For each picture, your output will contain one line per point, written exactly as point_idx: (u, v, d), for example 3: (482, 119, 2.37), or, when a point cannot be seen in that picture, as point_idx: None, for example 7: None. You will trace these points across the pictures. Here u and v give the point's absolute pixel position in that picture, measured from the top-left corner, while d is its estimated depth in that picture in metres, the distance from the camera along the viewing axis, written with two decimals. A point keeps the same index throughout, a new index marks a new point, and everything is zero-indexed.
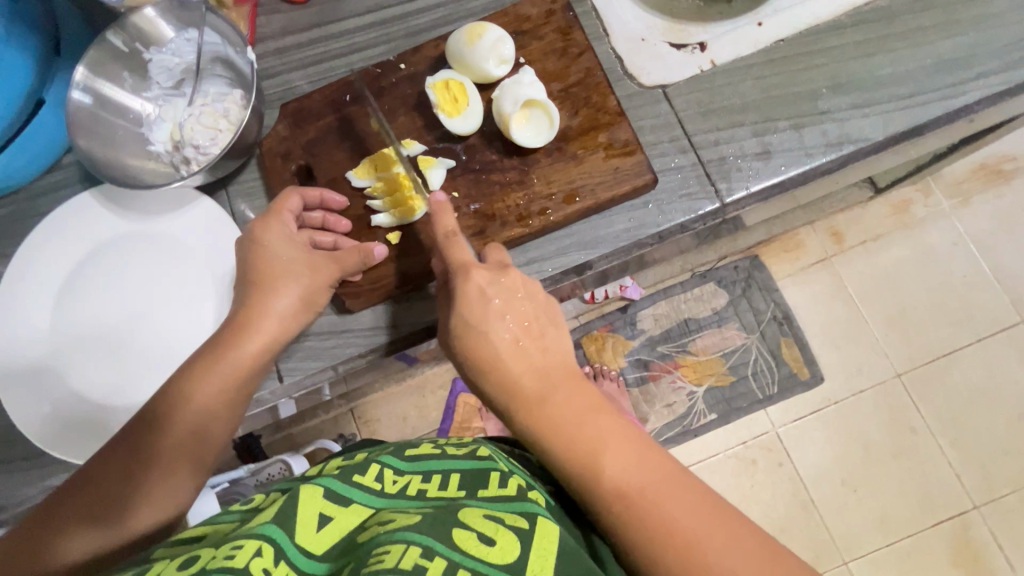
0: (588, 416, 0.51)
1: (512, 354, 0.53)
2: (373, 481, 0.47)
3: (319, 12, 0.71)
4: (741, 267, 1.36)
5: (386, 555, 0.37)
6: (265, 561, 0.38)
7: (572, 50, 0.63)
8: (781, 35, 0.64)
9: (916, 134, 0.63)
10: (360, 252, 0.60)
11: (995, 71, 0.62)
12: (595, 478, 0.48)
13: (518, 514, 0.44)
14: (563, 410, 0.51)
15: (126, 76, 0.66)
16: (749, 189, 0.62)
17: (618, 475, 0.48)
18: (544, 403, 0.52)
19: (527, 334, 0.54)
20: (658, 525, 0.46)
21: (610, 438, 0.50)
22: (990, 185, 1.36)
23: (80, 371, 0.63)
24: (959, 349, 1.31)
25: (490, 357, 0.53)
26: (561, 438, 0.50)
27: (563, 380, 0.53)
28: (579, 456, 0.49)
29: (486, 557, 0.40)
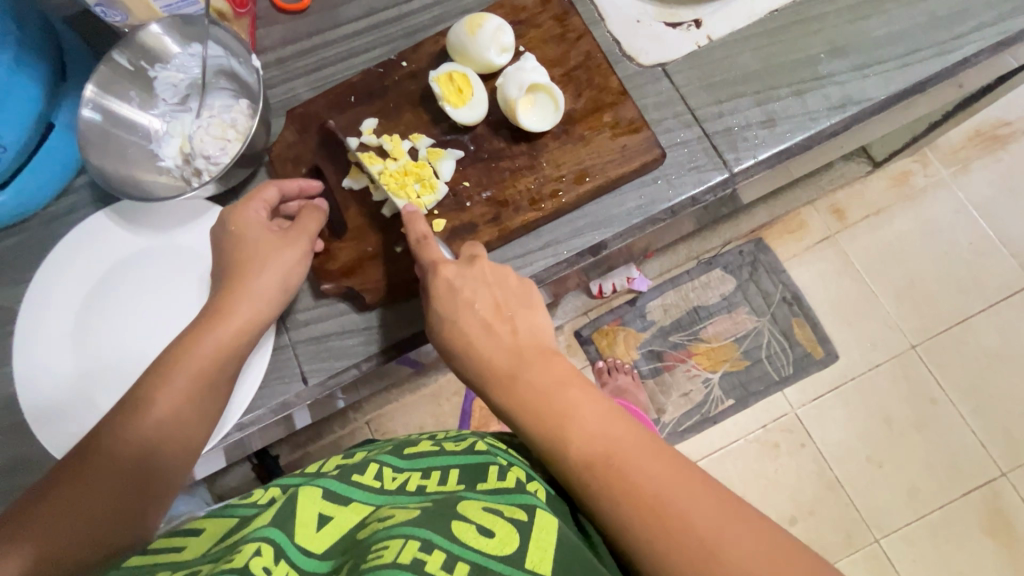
0: (558, 390, 0.48)
1: (482, 337, 0.52)
2: (372, 479, 0.47)
3: (318, 20, 0.72)
4: (746, 250, 1.36)
5: (386, 550, 0.37)
6: (266, 560, 0.37)
7: (570, 35, 0.64)
8: (773, 6, 0.65)
9: (917, 91, 0.63)
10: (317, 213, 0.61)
11: (989, 24, 0.63)
12: (564, 452, 0.45)
13: (516, 506, 0.44)
14: (530, 384, 0.49)
15: (134, 95, 0.67)
16: (757, 157, 0.62)
17: (587, 446, 0.45)
18: (512, 380, 0.50)
19: (498, 316, 0.53)
20: (631, 498, 0.42)
21: (580, 412, 0.47)
22: (988, 151, 1.37)
23: (83, 376, 0.64)
24: (972, 315, 1.31)
25: (460, 342, 0.53)
26: (529, 412, 0.48)
27: (535, 357, 0.51)
28: (546, 430, 0.47)
29: (484, 549, 0.40)
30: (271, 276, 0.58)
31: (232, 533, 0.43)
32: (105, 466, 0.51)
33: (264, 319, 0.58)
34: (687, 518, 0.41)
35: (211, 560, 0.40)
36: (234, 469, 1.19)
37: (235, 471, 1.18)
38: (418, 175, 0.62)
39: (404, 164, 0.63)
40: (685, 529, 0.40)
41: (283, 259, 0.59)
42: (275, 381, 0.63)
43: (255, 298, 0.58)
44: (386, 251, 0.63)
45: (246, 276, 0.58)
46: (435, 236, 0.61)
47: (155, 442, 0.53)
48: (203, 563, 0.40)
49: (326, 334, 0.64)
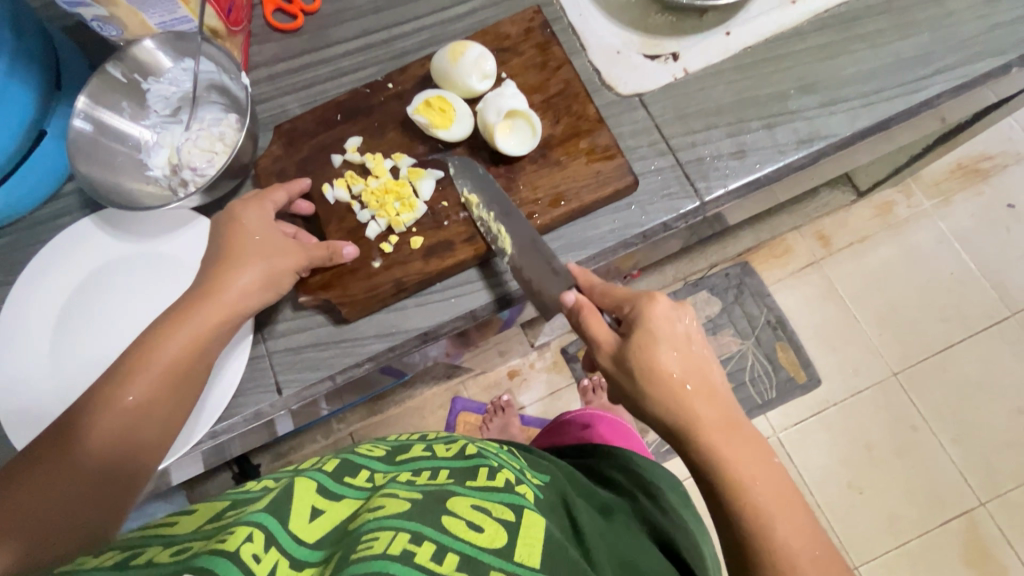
0: (760, 468, 0.50)
1: (694, 390, 0.51)
2: (363, 481, 0.48)
3: (310, 40, 0.74)
4: (732, 273, 1.39)
5: (375, 541, 0.37)
6: (257, 546, 0.36)
7: (551, 63, 0.67)
8: (748, 42, 0.68)
9: (884, 129, 0.66)
10: (328, 249, 0.62)
11: (952, 67, 0.66)
12: (758, 534, 0.48)
13: (504, 506, 0.45)
14: (733, 455, 0.50)
15: (126, 106, 0.69)
16: (727, 187, 0.64)
17: (784, 532, 0.48)
18: (717, 445, 0.50)
19: (699, 369, 0.53)
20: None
21: (774, 495, 0.50)
22: (969, 183, 1.40)
23: (56, 372, 0.65)
24: (952, 345, 1.33)
25: (667, 383, 0.51)
26: (734, 485, 0.49)
27: (733, 423, 0.52)
28: (746, 506, 0.49)
29: (474, 541, 0.41)
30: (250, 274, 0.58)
31: (225, 515, 0.41)
32: (65, 467, 0.50)
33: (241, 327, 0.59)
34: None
35: (201, 537, 0.38)
36: (214, 476, 1.20)
37: (216, 478, 1.18)
38: (399, 193, 0.64)
39: (386, 181, 0.65)
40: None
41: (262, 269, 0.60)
42: (250, 390, 0.64)
43: (233, 295, 0.57)
44: (363, 263, 0.64)
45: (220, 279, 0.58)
46: (413, 253, 0.63)
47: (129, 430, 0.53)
48: (191, 541, 0.38)
49: (304, 345, 0.65)
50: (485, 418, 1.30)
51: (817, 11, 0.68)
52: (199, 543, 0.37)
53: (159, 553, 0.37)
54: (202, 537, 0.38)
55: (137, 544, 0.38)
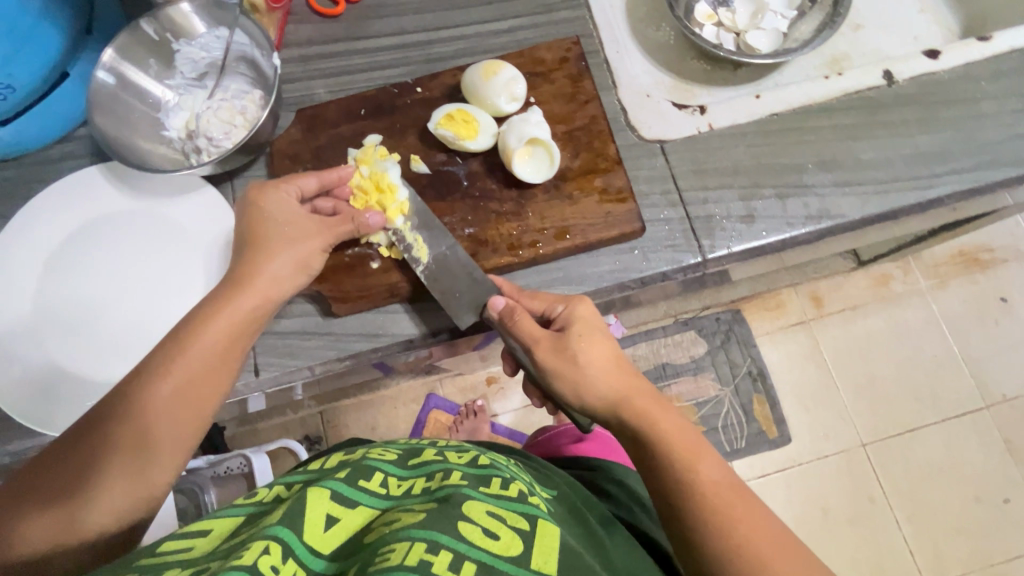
0: (682, 430, 0.53)
1: (613, 367, 0.56)
2: (378, 486, 0.49)
3: (347, 28, 0.74)
4: (723, 318, 1.40)
5: (391, 553, 0.38)
6: (274, 559, 0.38)
7: (580, 96, 0.67)
8: (776, 109, 0.69)
9: (891, 218, 0.67)
10: (353, 222, 0.61)
11: (968, 169, 0.66)
12: (683, 478, 0.49)
13: (519, 513, 0.46)
14: (655, 413, 0.54)
15: (152, 63, 0.69)
16: (731, 248, 0.65)
17: (708, 472, 0.50)
18: (638, 409, 0.54)
19: (620, 358, 0.57)
20: (730, 523, 0.47)
21: (695, 448, 0.51)
22: (966, 271, 1.42)
23: (50, 329, 0.64)
24: (923, 426, 1.34)
25: (590, 364, 0.55)
26: (656, 440, 0.52)
27: (652, 398, 0.55)
28: (670, 455, 0.51)
29: (491, 549, 0.42)
30: (283, 263, 0.58)
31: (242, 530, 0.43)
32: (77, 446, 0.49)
33: (253, 321, 0.57)
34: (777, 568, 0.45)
35: (219, 558, 0.39)
36: None
37: None
38: (376, 188, 0.64)
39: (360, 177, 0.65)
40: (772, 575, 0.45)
41: (284, 256, 0.58)
42: None
43: (265, 280, 0.57)
44: (361, 262, 0.64)
45: (247, 269, 0.57)
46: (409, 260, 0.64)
47: (144, 428, 0.50)
48: (209, 561, 0.39)
49: (288, 331, 0.65)
50: (456, 420, 1.31)
51: (847, 90, 0.69)
52: (217, 563, 0.38)
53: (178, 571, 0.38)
54: (220, 555, 0.39)
55: (152, 567, 0.39)
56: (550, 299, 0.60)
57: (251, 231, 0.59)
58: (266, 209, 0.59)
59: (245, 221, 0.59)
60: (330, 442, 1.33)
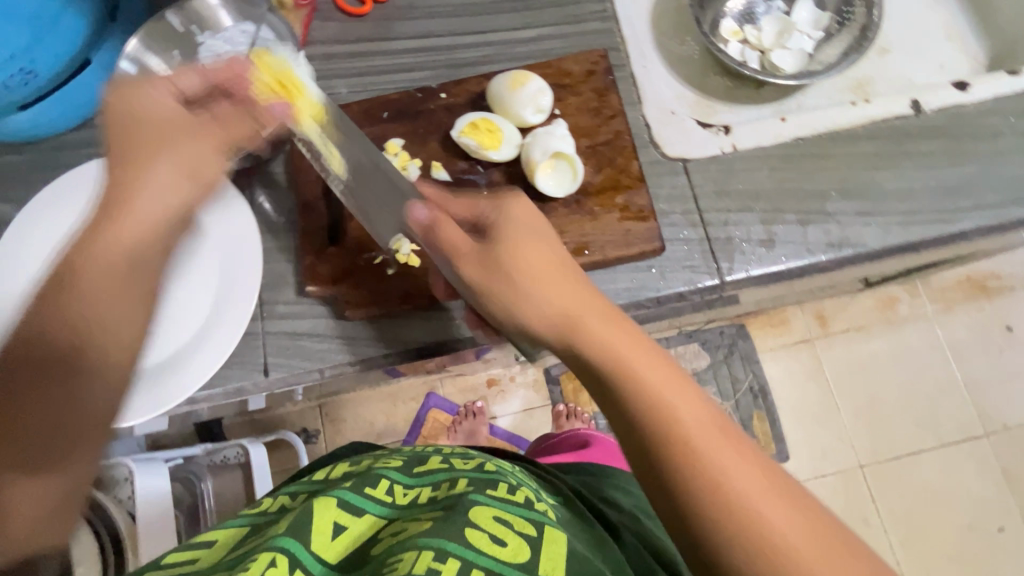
0: (629, 346, 0.46)
1: (551, 281, 0.49)
2: (384, 493, 0.47)
3: (372, 28, 0.74)
4: (727, 333, 1.40)
5: (401, 562, 0.37)
6: (281, 572, 0.37)
7: (605, 111, 0.67)
8: (801, 133, 0.69)
9: (911, 250, 0.66)
10: (237, 116, 0.54)
11: (992, 205, 0.66)
12: (626, 400, 0.44)
13: (526, 520, 0.44)
14: (600, 330, 0.47)
15: (175, 55, 0.67)
16: (749, 271, 0.65)
17: (656, 389, 0.44)
18: (579, 325, 0.47)
19: (560, 269, 0.51)
20: (682, 450, 0.41)
21: (644, 366, 0.45)
22: (974, 298, 1.41)
23: None
24: (922, 451, 1.34)
25: (524, 277, 0.49)
26: (596, 357, 0.46)
27: (597, 312, 0.48)
28: (613, 374, 0.45)
29: (498, 557, 0.40)
30: (164, 173, 0.48)
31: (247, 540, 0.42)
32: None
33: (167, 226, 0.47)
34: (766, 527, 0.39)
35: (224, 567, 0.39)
36: None
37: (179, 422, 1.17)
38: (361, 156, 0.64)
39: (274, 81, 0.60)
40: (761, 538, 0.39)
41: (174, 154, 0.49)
42: (237, 366, 0.64)
43: (156, 178, 0.48)
44: (378, 268, 0.64)
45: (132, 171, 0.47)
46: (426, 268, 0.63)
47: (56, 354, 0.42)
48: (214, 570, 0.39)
49: (300, 333, 0.65)
50: (455, 420, 1.30)
51: (873, 118, 0.69)
52: (223, 573, 0.37)
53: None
54: (225, 565, 0.39)
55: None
56: (476, 204, 0.55)
57: (132, 133, 0.49)
58: (136, 109, 0.50)
59: (127, 124, 0.50)
60: (328, 436, 1.33)
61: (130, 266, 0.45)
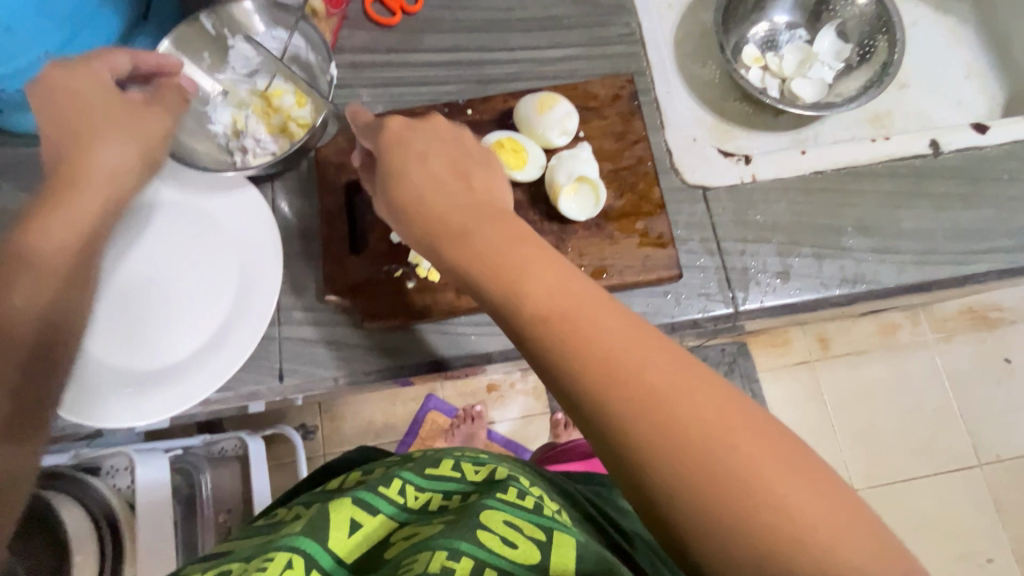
0: (585, 301, 0.41)
1: (498, 231, 0.44)
2: (397, 494, 0.46)
3: (401, 39, 0.74)
4: (729, 350, 1.41)
5: (414, 563, 0.37)
6: (298, 573, 0.37)
7: (629, 136, 0.67)
8: (820, 166, 0.69)
9: (923, 289, 0.67)
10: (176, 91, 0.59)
11: (1005, 249, 0.67)
12: (588, 367, 0.39)
13: (536, 524, 0.42)
14: (553, 282, 0.42)
15: (206, 56, 0.69)
16: (763, 302, 0.65)
17: (619, 351, 0.39)
18: (533, 276, 0.43)
19: (505, 220, 0.46)
20: (659, 416, 0.37)
21: (604, 325, 0.40)
22: (975, 328, 1.42)
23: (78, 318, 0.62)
24: (916, 478, 1.34)
25: (466, 228, 0.45)
26: (550, 318, 0.41)
27: (548, 259, 0.43)
28: (570, 337, 0.40)
29: (508, 558, 0.39)
30: (119, 152, 0.53)
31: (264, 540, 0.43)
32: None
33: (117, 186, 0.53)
34: (818, 552, 0.34)
35: (242, 559, 0.39)
36: None
37: None
38: None
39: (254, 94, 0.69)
40: (816, 568, 0.34)
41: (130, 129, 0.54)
42: (252, 369, 0.65)
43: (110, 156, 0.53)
44: (397, 280, 0.64)
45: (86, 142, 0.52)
46: (445, 284, 0.64)
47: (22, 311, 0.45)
48: (229, 564, 0.39)
49: (317, 340, 0.65)
50: (454, 423, 1.30)
51: (892, 155, 0.69)
52: (239, 566, 0.38)
53: None
54: (244, 558, 0.40)
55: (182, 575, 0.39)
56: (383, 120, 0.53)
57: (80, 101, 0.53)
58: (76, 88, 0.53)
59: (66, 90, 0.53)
60: (327, 433, 1.33)
61: (92, 236, 0.51)
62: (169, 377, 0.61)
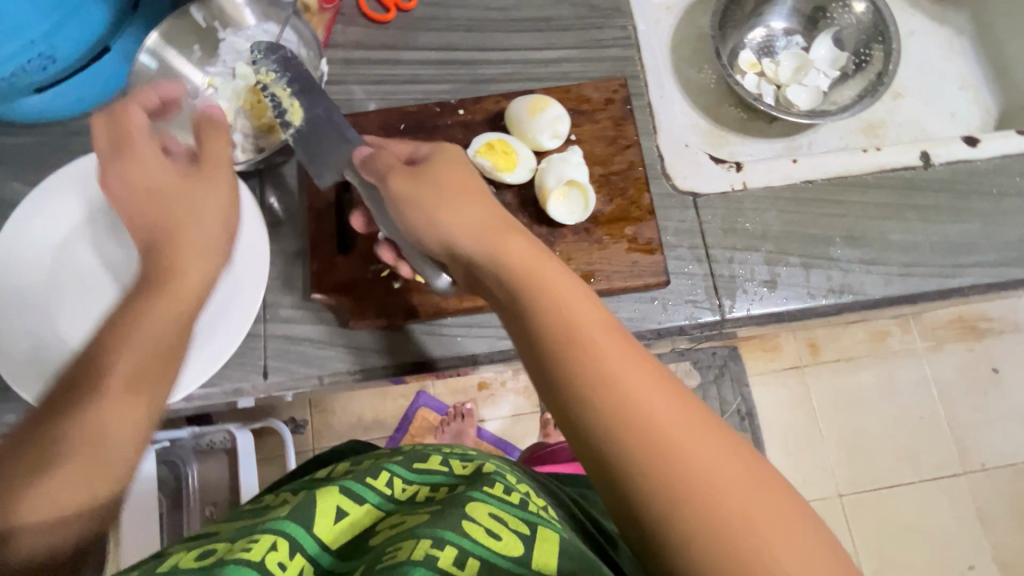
0: (619, 346, 0.41)
1: (535, 269, 0.45)
2: (383, 486, 0.46)
3: (395, 36, 0.74)
4: (720, 353, 1.41)
5: (399, 549, 0.37)
6: (281, 555, 0.37)
7: (621, 140, 0.67)
8: (811, 176, 0.69)
9: (909, 301, 0.67)
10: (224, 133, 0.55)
11: (991, 263, 0.67)
12: (614, 409, 0.38)
13: (522, 518, 0.42)
14: (587, 324, 0.42)
15: (196, 49, 0.69)
16: (750, 310, 0.65)
17: (649, 401, 0.38)
18: (568, 315, 0.42)
19: (541, 261, 0.46)
20: (683, 471, 0.36)
21: (634, 372, 0.39)
22: (964, 338, 1.42)
23: (64, 310, 0.63)
24: (901, 484, 1.35)
25: (507, 263, 0.46)
26: (582, 356, 0.40)
27: (582, 302, 0.43)
28: (600, 377, 0.39)
29: (493, 548, 0.38)
30: (208, 214, 0.52)
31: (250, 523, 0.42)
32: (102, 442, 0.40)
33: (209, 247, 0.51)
34: None
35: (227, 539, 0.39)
36: None
37: None
38: None
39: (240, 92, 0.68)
40: None
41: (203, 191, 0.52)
42: (235, 366, 0.64)
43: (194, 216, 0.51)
44: (383, 280, 0.64)
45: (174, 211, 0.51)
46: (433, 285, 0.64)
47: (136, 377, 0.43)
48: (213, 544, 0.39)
49: (302, 338, 0.65)
50: (444, 420, 1.30)
51: (882, 167, 0.70)
52: (225, 546, 0.38)
53: (183, 553, 0.38)
54: (229, 539, 0.39)
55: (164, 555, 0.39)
56: (415, 141, 0.56)
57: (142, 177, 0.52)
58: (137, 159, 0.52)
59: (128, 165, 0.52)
60: (316, 427, 1.33)
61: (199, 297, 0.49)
62: None
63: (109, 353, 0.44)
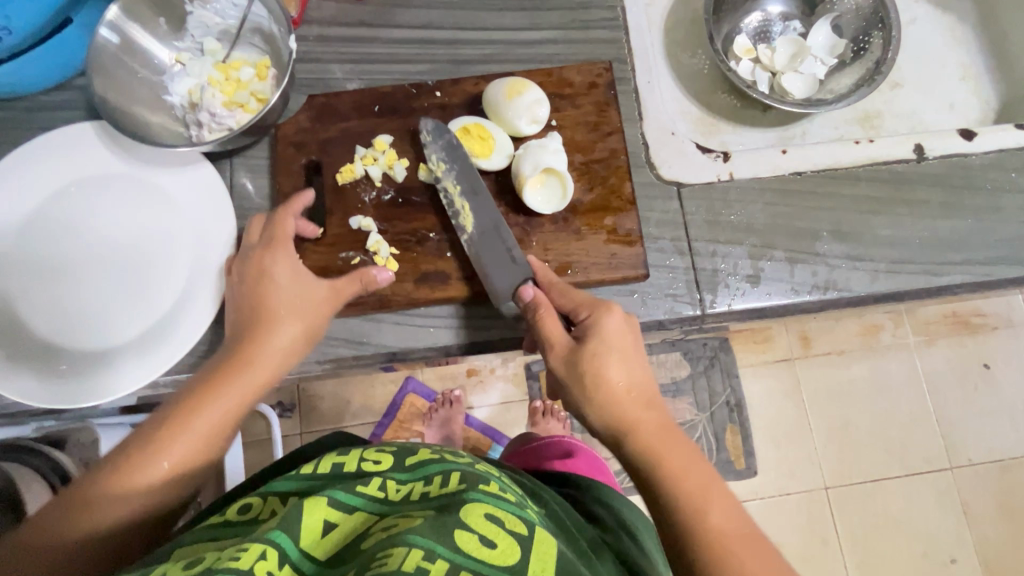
0: (700, 475, 0.48)
1: (631, 396, 0.52)
2: (376, 489, 0.42)
3: (372, 12, 0.70)
4: (710, 344, 1.40)
5: (388, 557, 0.34)
6: (270, 566, 0.34)
7: (604, 127, 0.65)
8: (800, 167, 0.67)
9: (895, 299, 0.65)
10: (361, 279, 0.59)
11: (981, 261, 0.65)
12: (692, 525, 0.46)
13: (518, 517, 0.40)
14: (671, 453, 0.50)
15: (161, 23, 0.66)
16: (732, 305, 0.63)
17: (719, 524, 0.46)
18: (659, 443, 0.50)
19: (642, 392, 0.53)
20: None
21: (709, 499, 0.47)
22: (957, 333, 1.41)
23: (29, 291, 0.61)
24: (887, 478, 1.35)
25: (606, 388, 0.52)
26: (667, 479, 0.48)
27: (666, 435, 0.51)
28: (682, 498, 0.47)
29: (488, 559, 0.36)
30: (297, 323, 0.56)
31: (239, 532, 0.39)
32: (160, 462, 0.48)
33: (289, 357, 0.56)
34: None
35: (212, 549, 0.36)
36: None
37: None
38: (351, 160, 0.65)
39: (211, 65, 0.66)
40: None
41: (302, 310, 0.56)
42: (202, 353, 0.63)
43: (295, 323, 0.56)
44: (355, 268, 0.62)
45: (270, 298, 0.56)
46: (405, 274, 0.62)
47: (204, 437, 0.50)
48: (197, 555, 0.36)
49: None
50: (431, 407, 1.29)
51: (874, 160, 0.67)
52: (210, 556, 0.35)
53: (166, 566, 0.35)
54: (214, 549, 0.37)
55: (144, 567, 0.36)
56: (579, 295, 0.57)
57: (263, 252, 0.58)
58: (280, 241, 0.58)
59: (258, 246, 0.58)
60: (303, 412, 1.32)
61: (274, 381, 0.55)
62: (116, 359, 0.60)
63: (191, 402, 0.51)
